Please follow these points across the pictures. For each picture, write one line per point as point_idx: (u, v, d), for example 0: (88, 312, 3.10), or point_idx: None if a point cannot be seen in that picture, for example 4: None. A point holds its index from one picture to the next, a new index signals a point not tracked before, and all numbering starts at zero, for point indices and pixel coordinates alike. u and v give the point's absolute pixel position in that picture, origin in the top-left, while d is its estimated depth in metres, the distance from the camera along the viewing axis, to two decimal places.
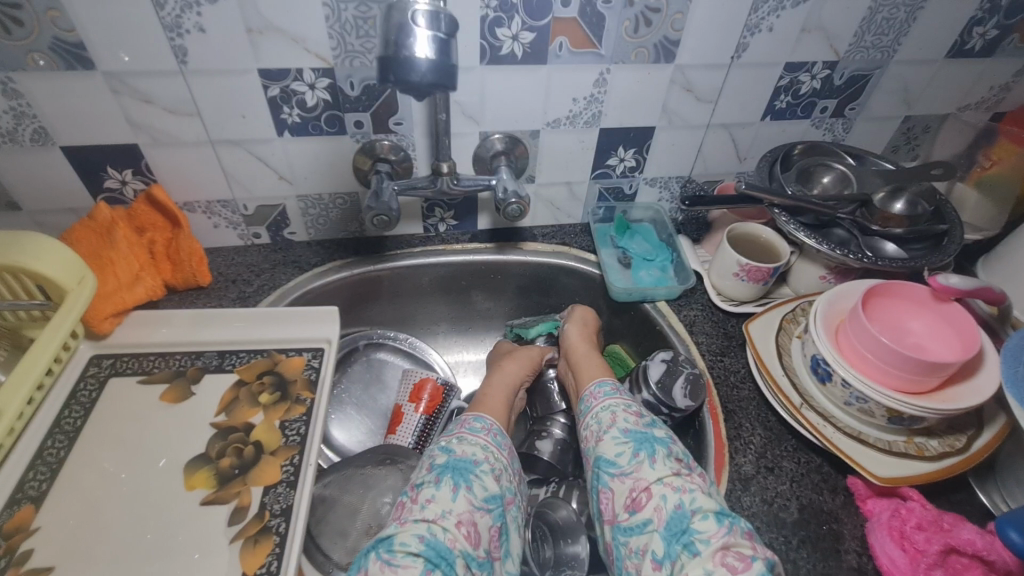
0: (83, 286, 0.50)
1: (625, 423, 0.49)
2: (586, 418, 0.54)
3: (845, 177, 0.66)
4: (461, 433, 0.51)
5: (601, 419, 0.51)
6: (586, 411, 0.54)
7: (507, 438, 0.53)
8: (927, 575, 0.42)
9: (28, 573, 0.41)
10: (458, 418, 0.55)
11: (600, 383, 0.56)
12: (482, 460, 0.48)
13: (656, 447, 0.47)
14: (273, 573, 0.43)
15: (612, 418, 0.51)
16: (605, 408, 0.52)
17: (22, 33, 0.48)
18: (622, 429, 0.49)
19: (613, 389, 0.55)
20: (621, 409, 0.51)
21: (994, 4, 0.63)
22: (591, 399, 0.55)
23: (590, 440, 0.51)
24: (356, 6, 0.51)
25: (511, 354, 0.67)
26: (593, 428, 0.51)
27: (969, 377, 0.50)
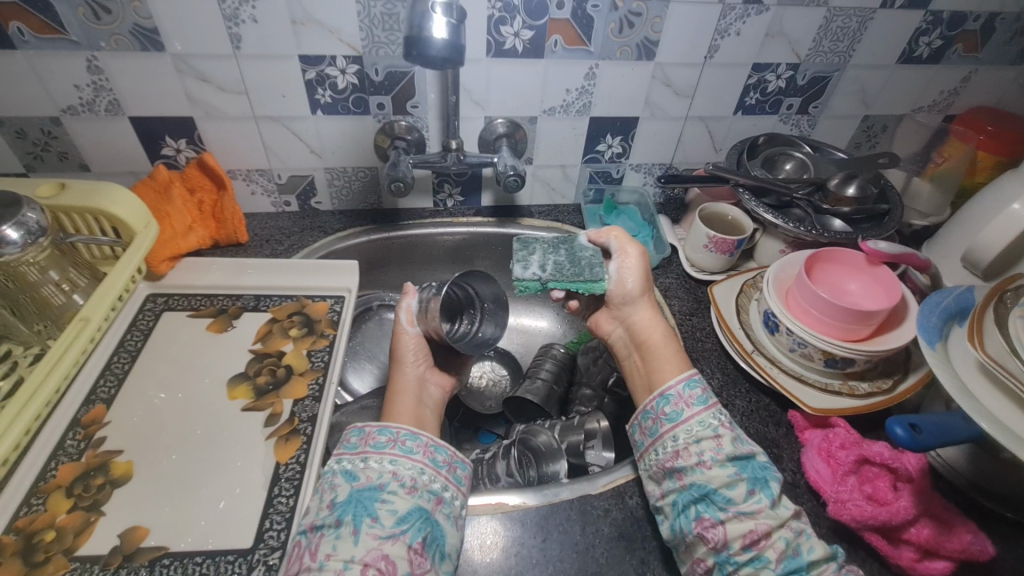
0: (148, 230, 0.60)
1: (731, 447, 0.48)
2: (673, 428, 0.50)
3: (805, 164, 0.75)
4: (366, 454, 0.48)
5: (699, 437, 0.49)
6: (674, 421, 0.50)
7: (420, 438, 0.50)
8: (843, 479, 0.51)
9: (104, 453, 0.51)
10: (360, 429, 0.50)
11: (688, 382, 0.52)
12: (386, 480, 0.46)
13: (770, 485, 0.46)
14: (301, 462, 0.52)
15: (716, 440, 0.48)
16: (702, 423, 0.50)
17: (109, 19, 0.58)
18: (732, 457, 0.47)
19: (703, 395, 0.51)
20: (722, 428, 0.49)
21: (937, 17, 0.72)
22: (679, 402, 0.51)
23: (685, 459, 0.48)
24: (384, 4, 0.61)
25: (394, 353, 0.61)
26: (691, 447, 0.48)
27: (893, 329, 0.59)
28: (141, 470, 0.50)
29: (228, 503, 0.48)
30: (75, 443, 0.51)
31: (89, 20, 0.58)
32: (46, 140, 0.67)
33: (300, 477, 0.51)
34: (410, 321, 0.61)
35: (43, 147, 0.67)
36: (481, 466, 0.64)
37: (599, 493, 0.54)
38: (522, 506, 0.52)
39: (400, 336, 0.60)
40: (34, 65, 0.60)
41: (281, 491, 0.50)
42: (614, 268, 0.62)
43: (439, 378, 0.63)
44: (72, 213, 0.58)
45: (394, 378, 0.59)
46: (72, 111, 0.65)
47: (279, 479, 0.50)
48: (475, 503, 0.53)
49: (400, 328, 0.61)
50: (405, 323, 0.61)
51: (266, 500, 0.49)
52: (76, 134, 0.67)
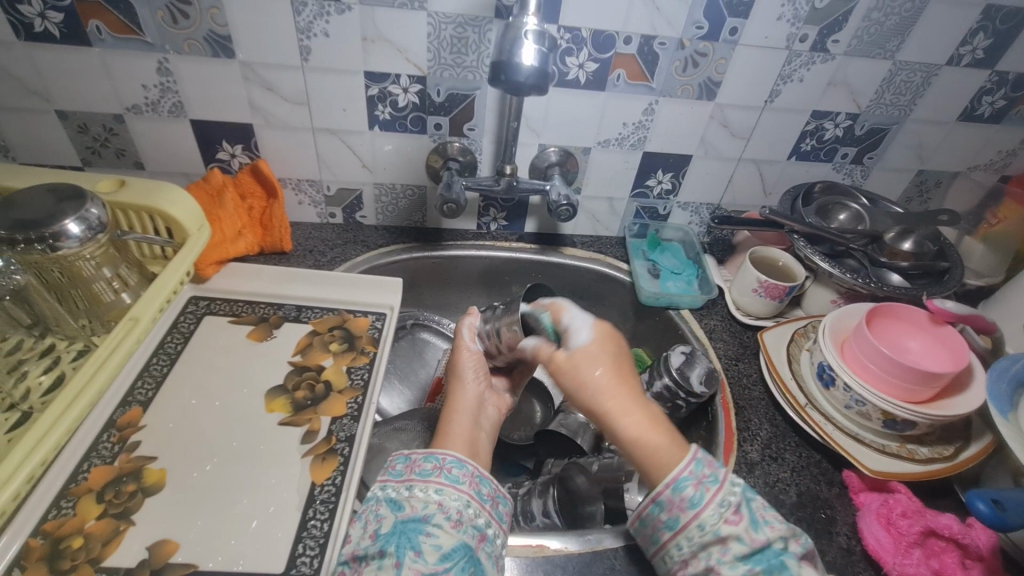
0: (201, 232, 0.60)
1: (740, 546, 0.40)
2: (674, 536, 0.43)
3: (859, 215, 0.73)
4: (411, 481, 0.46)
5: (704, 543, 0.41)
6: (673, 528, 0.43)
7: (466, 467, 0.48)
8: (908, 551, 0.48)
9: (138, 458, 0.49)
10: (407, 456, 0.49)
11: (676, 482, 0.42)
12: (432, 512, 0.44)
13: (791, 571, 0.39)
14: (338, 485, 0.50)
15: (719, 541, 0.41)
16: (701, 526, 0.41)
17: (186, 24, 0.59)
18: (742, 558, 0.40)
19: (699, 490, 0.42)
20: (726, 525, 0.41)
21: (1002, 78, 0.71)
22: (671, 506, 0.43)
23: (695, 569, 0.41)
24: (455, 28, 0.61)
25: (453, 370, 0.59)
26: (697, 555, 0.41)
27: (957, 394, 0.56)
28: (174, 480, 0.48)
29: (261, 523, 0.46)
30: (109, 446, 0.50)
31: (167, 23, 0.59)
32: (106, 136, 0.67)
33: (335, 501, 0.49)
34: (471, 338, 0.61)
35: (102, 143, 0.68)
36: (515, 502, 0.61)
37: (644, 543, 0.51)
38: (563, 551, 0.50)
39: (460, 353, 0.60)
40: (106, 63, 0.61)
41: (315, 514, 0.48)
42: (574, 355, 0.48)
43: (497, 400, 0.60)
44: (129, 210, 0.57)
45: (451, 394, 0.57)
46: (136, 110, 0.65)
47: (314, 501, 0.48)
48: (515, 543, 0.50)
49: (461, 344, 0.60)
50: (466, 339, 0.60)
51: (299, 522, 0.47)
52: (136, 132, 0.67)
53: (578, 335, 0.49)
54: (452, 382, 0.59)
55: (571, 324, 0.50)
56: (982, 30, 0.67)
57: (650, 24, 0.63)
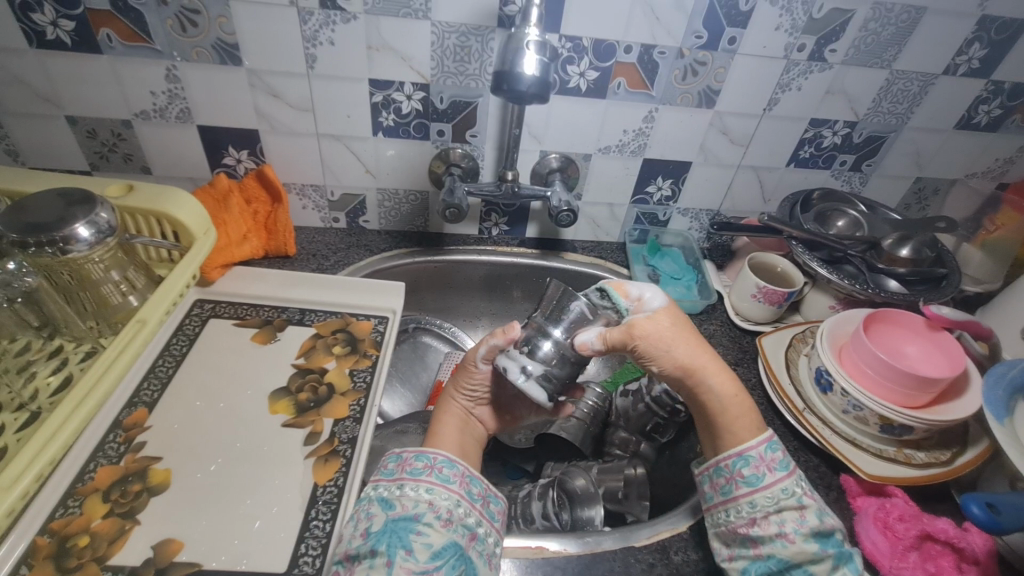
0: (207, 237, 0.61)
1: (816, 521, 0.45)
2: (750, 493, 0.47)
3: (859, 222, 0.76)
4: (402, 481, 0.47)
5: (782, 506, 0.46)
6: (753, 486, 0.47)
7: (456, 466, 0.49)
8: (904, 555, 0.49)
9: (144, 458, 0.50)
10: (399, 455, 0.50)
11: (771, 444, 0.48)
12: (422, 511, 0.44)
13: (854, 560, 0.44)
14: (340, 486, 0.51)
15: (800, 512, 0.45)
16: (784, 490, 0.46)
17: (194, 32, 0.60)
18: (817, 532, 0.44)
19: (786, 460, 0.48)
20: (808, 499, 0.46)
21: (998, 87, 0.72)
22: (759, 466, 0.47)
23: (763, 528, 0.45)
24: (458, 37, 0.63)
25: (456, 383, 0.57)
26: (770, 516, 0.45)
27: (954, 399, 0.56)
28: (179, 480, 0.49)
29: (265, 523, 0.47)
30: (115, 446, 0.51)
31: (176, 32, 0.60)
32: (114, 141, 0.68)
33: (338, 502, 0.49)
34: (481, 356, 0.55)
35: (111, 148, 0.69)
36: (514, 505, 0.62)
37: (643, 545, 0.52)
38: (563, 552, 0.50)
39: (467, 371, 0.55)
40: (116, 69, 0.62)
41: (317, 514, 0.48)
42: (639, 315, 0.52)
43: (491, 415, 0.60)
44: (136, 214, 0.59)
45: (443, 402, 0.59)
46: (144, 116, 0.66)
47: (317, 501, 0.49)
48: (514, 544, 0.51)
49: (472, 360, 0.55)
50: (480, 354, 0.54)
51: (302, 522, 0.48)
52: (144, 138, 0.69)
53: (651, 298, 0.52)
54: (446, 389, 0.59)
55: (639, 293, 0.53)
56: (978, 41, 0.68)
57: (650, 33, 0.64)
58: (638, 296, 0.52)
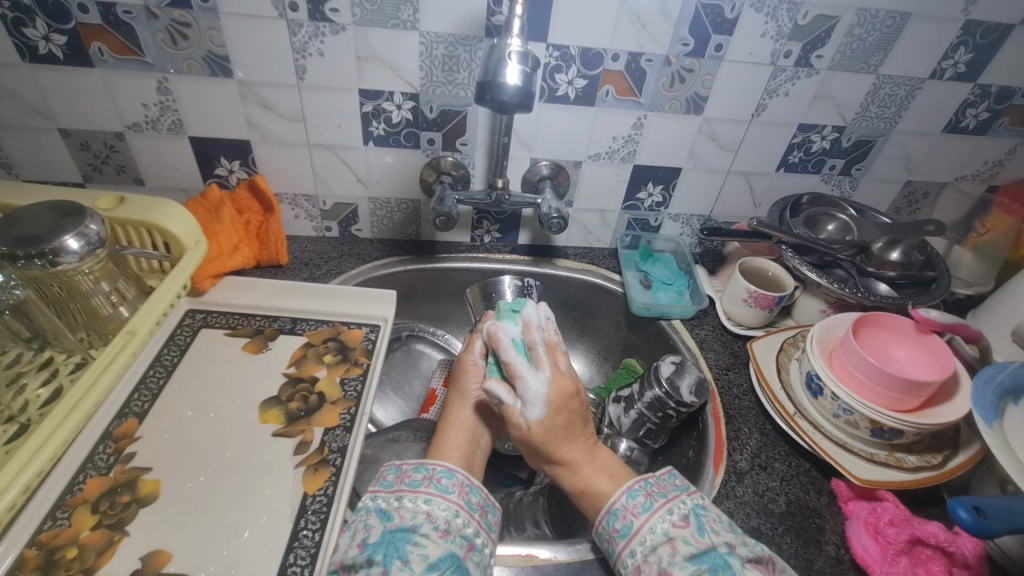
0: (197, 247, 0.61)
1: (688, 546, 0.45)
2: (628, 544, 0.47)
3: (848, 225, 0.74)
4: (400, 492, 0.47)
5: (655, 545, 0.46)
6: (627, 535, 0.47)
7: (455, 476, 0.49)
8: (894, 560, 0.49)
9: (133, 469, 0.50)
10: (396, 467, 0.50)
11: (629, 493, 0.50)
12: (420, 522, 0.45)
13: (733, 569, 0.43)
14: (329, 495, 0.51)
15: (670, 544, 0.46)
16: (653, 529, 0.47)
17: (185, 45, 0.61)
18: (690, 556, 0.44)
19: (647, 499, 0.49)
20: (675, 527, 0.46)
21: (985, 90, 0.73)
22: (625, 515, 0.48)
23: (647, 572, 0.45)
24: (446, 47, 0.63)
25: (459, 382, 0.62)
26: (649, 557, 0.45)
27: (944, 403, 0.57)
28: (168, 490, 0.49)
29: (253, 533, 0.47)
30: (104, 457, 0.51)
31: (167, 44, 0.61)
32: (107, 153, 0.69)
33: (327, 511, 0.49)
34: (479, 353, 0.62)
35: (103, 160, 0.69)
36: (506, 512, 0.62)
37: None
38: (553, 560, 0.50)
39: (467, 367, 0.62)
40: (108, 82, 0.63)
41: (306, 524, 0.48)
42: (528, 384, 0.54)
43: (496, 422, 0.62)
44: (127, 225, 0.59)
45: (450, 412, 0.59)
46: (136, 128, 0.67)
47: (306, 511, 0.49)
48: (504, 552, 0.51)
49: (472, 357, 0.62)
50: (476, 352, 0.62)
51: (291, 532, 0.47)
52: (137, 150, 0.69)
53: (532, 408, 0.54)
54: (451, 395, 0.61)
55: (528, 396, 0.54)
56: (963, 45, 0.68)
57: (636, 41, 0.65)
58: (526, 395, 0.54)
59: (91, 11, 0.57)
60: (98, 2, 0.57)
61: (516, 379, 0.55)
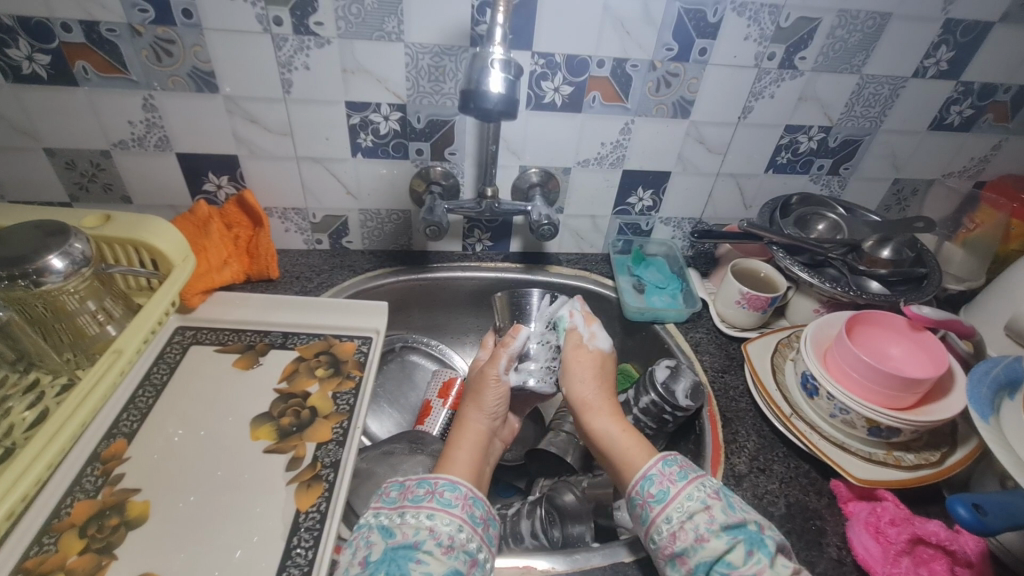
0: (185, 263, 0.61)
1: (724, 516, 0.44)
2: (663, 509, 0.46)
3: (837, 224, 0.75)
4: (403, 508, 0.46)
5: (692, 512, 0.45)
6: (663, 501, 0.47)
7: (458, 489, 0.48)
8: (896, 561, 0.49)
9: (121, 491, 0.49)
10: (400, 482, 0.49)
11: (665, 460, 0.50)
12: (423, 538, 0.44)
13: (767, 544, 0.43)
14: (322, 511, 0.50)
15: (707, 512, 0.45)
16: (689, 496, 0.46)
17: (170, 61, 0.61)
18: (727, 526, 0.44)
19: (682, 471, 0.49)
20: (711, 498, 0.46)
21: (967, 87, 0.73)
22: (660, 479, 0.48)
23: (683, 539, 0.44)
24: (432, 58, 0.63)
25: (476, 392, 0.60)
26: (685, 523, 0.45)
27: (939, 399, 0.56)
28: (157, 512, 0.48)
29: (245, 552, 0.46)
30: (92, 479, 0.50)
31: (151, 61, 0.60)
32: (93, 172, 0.69)
33: (320, 528, 0.48)
34: (505, 369, 0.61)
35: (90, 178, 0.69)
36: (503, 524, 0.61)
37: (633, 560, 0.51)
38: (551, 571, 0.50)
39: (488, 381, 0.60)
40: (93, 101, 0.62)
41: (299, 542, 0.47)
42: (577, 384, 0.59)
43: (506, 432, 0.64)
44: (114, 244, 0.58)
45: (461, 423, 0.59)
46: (123, 145, 0.67)
47: (299, 529, 0.48)
48: (502, 565, 0.50)
49: (495, 372, 0.60)
50: (500, 368, 0.61)
51: (284, 551, 0.47)
52: (123, 167, 0.69)
53: (604, 337, 0.63)
54: (467, 407, 0.60)
55: (598, 333, 0.64)
56: (944, 44, 0.69)
57: (621, 48, 0.65)
58: (594, 330, 0.63)
59: (75, 31, 0.57)
60: (81, 21, 0.57)
61: (589, 321, 0.64)
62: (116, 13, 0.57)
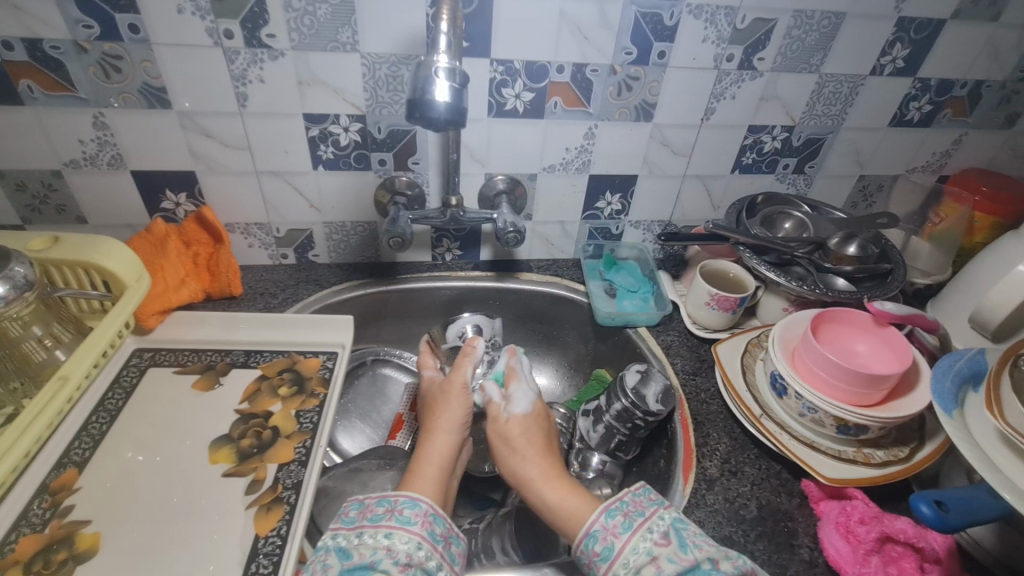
0: (140, 283, 0.59)
1: (672, 564, 0.42)
2: (610, 566, 0.45)
3: (803, 223, 0.75)
4: (362, 528, 0.45)
5: (639, 566, 0.43)
6: (608, 558, 0.45)
7: (419, 506, 0.47)
8: (866, 560, 0.48)
9: (71, 523, 0.47)
10: (359, 501, 0.48)
11: (607, 511, 0.47)
12: (379, 557, 0.43)
13: (727, 569, 0.41)
14: (282, 536, 0.48)
15: (654, 564, 0.43)
16: (635, 549, 0.44)
17: (118, 78, 0.59)
18: (676, 575, 0.42)
19: (626, 518, 0.46)
20: (657, 545, 0.44)
21: (925, 84, 0.74)
22: (606, 536, 0.46)
23: None
24: (389, 67, 0.63)
25: (437, 411, 0.60)
26: None
27: (905, 394, 0.56)
28: (108, 543, 0.46)
29: None
30: (40, 512, 0.48)
31: (99, 78, 0.59)
32: (45, 192, 0.67)
33: (280, 553, 0.47)
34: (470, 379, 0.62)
35: (41, 200, 0.67)
36: (475, 538, 0.60)
37: None
38: None
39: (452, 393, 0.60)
40: (40, 120, 0.61)
41: (257, 569, 0.46)
42: (519, 402, 0.59)
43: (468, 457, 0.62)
44: (62, 266, 0.57)
45: (429, 437, 0.57)
46: (74, 165, 0.65)
47: (257, 555, 0.47)
48: None
49: (460, 382, 0.61)
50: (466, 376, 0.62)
51: None
52: (76, 187, 0.67)
53: (518, 403, 0.59)
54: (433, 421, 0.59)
55: (516, 395, 0.60)
56: (899, 41, 0.70)
57: (580, 53, 0.65)
58: (512, 395, 0.60)
59: (16, 49, 0.56)
60: (23, 39, 0.55)
61: (510, 382, 0.61)
62: (59, 29, 0.55)
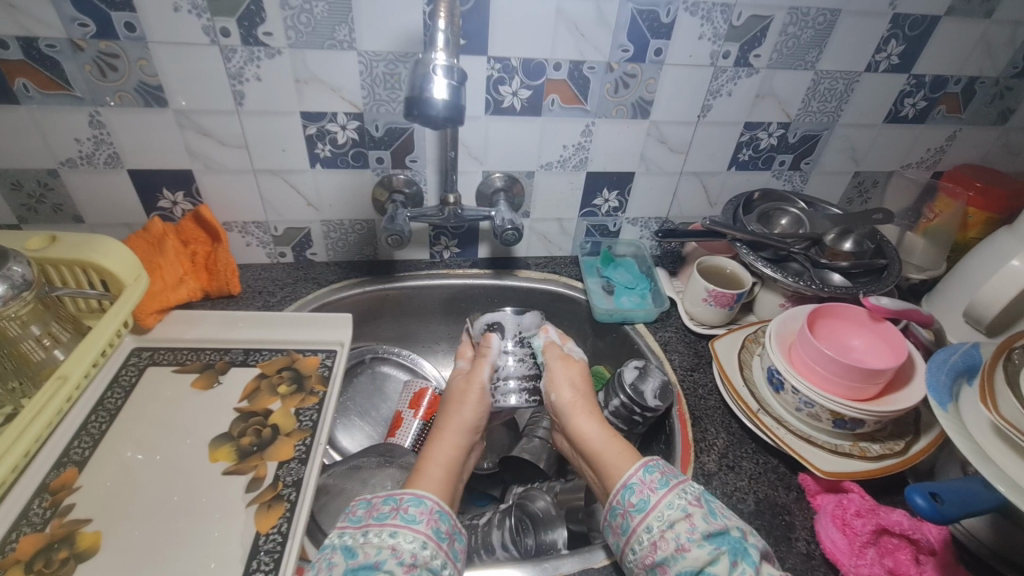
0: (138, 283, 0.59)
1: (704, 524, 0.44)
2: (644, 519, 0.46)
3: (800, 219, 0.76)
4: (367, 527, 0.45)
5: (673, 521, 0.45)
6: (643, 510, 0.47)
7: (423, 504, 0.48)
8: (862, 552, 0.49)
9: (72, 522, 0.47)
10: (366, 501, 0.49)
11: (647, 466, 0.50)
12: (384, 557, 0.43)
13: (750, 554, 0.43)
14: (283, 533, 0.48)
15: (688, 520, 0.45)
16: (670, 505, 0.46)
17: (115, 76, 0.59)
18: (708, 534, 0.43)
19: (664, 477, 0.49)
20: (691, 505, 0.46)
21: (919, 80, 0.75)
22: (643, 489, 0.48)
23: (664, 549, 0.44)
24: (386, 65, 0.63)
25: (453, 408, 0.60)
26: (666, 534, 0.45)
27: (900, 388, 0.57)
28: (110, 542, 0.46)
29: None
30: (40, 511, 0.48)
31: (95, 77, 0.59)
32: (41, 192, 0.67)
33: (281, 550, 0.47)
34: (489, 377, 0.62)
35: (37, 199, 0.67)
36: (475, 534, 0.60)
37: (602, 565, 0.51)
38: None
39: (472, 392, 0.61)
40: (36, 119, 0.60)
41: (259, 566, 0.46)
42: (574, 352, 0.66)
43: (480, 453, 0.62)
44: (61, 265, 0.57)
45: (439, 434, 0.58)
46: (71, 164, 0.65)
47: (258, 552, 0.47)
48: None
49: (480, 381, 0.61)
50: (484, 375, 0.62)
51: None
52: (72, 186, 0.67)
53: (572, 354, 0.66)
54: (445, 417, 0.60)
55: (571, 350, 0.66)
56: (894, 38, 0.70)
57: (577, 50, 0.65)
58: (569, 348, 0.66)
59: (12, 47, 0.56)
60: (18, 37, 0.55)
61: (563, 340, 0.68)
62: (55, 28, 0.55)
